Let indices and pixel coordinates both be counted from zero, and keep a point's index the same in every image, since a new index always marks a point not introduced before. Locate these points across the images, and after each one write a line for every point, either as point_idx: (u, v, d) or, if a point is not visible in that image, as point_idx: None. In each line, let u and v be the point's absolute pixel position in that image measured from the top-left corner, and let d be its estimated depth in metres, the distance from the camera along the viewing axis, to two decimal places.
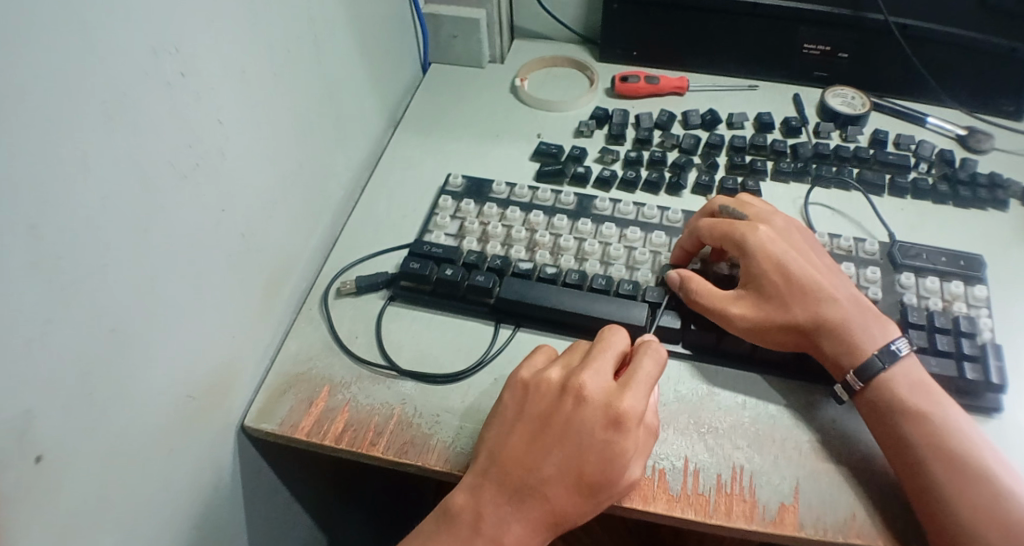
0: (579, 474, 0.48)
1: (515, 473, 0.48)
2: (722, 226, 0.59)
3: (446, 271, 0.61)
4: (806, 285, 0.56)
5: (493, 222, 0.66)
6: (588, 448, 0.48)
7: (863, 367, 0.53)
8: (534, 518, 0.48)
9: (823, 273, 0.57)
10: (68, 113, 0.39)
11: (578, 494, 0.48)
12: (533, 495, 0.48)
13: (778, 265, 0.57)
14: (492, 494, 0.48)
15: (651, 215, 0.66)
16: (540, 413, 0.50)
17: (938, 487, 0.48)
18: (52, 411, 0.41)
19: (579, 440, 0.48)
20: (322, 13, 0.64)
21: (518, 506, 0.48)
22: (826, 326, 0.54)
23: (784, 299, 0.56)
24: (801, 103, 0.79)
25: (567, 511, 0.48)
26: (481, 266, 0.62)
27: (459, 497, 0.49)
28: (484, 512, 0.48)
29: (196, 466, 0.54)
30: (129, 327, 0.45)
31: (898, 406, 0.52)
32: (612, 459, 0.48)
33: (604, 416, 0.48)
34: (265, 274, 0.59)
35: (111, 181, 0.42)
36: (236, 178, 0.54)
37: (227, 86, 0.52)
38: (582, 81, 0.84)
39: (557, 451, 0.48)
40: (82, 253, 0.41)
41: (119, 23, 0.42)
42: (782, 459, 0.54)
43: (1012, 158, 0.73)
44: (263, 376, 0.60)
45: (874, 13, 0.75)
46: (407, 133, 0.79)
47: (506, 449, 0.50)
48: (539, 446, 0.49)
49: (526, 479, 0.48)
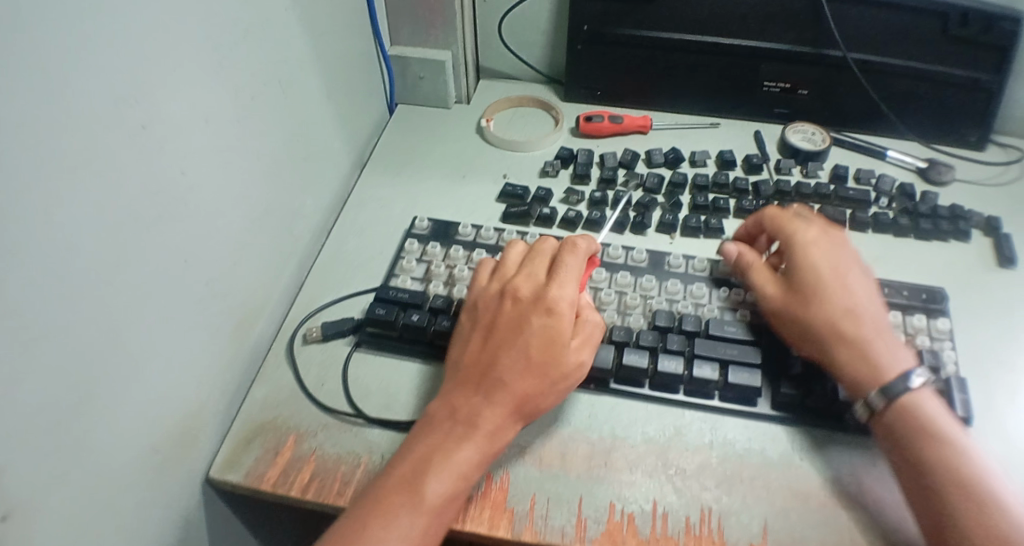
0: (531, 339, 0.54)
1: (472, 378, 0.54)
2: (788, 222, 0.63)
3: (412, 317, 0.62)
4: (832, 296, 0.57)
5: (459, 265, 0.66)
6: (530, 332, 0.54)
7: (886, 384, 0.53)
8: (495, 416, 0.52)
9: (858, 292, 0.58)
10: (33, 169, 0.39)
11: (533, 373, 0.53)
12: (492, 385, 0.53)
13: (815, 263, 0.59)
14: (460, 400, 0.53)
15: (617, 255, 0.66)
16: (488, 318, 0.56)
17: (922, 466, 0.50)
18: (18, 470, 0.40)
19: (524, 332, 0.54)
20: (289, 59, 0.64)
21: (480, 412, 0.52)
22: (844, 333, 0.56)
23: (812, 302, 0.57)
24: (762, 139, 0.80)
25: (528, 399, 0.53)
26: (447, 310, 0.62)
27: (432, 411, 0.53)
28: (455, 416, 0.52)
29: (161, 518, 0.53)
30: (93, 380, 0.45)
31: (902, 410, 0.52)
32: (553, 338, 0.54)
33: (538, 306, 0.56)
34: (230, 321, 0.59)
35: (76, 234, 0.42)
36: (201, 225, 0.54)
37: (193, 135, 0.52)
38: (548, 120, 0.85)
39: (506, 339, 0.54)
40: (46, 309, 0.41)
41: (84, 76, 0.42)
42: (750, 498, 0.54)
43: (971, 189, 0.75)
44: (228, 425, 0.60)
45: (834, 50, 0.76)
46: (375, 173, 0.79)
47: (465, 356, 0.55)
48: (488, 353, 0.54)
49: (483, 378, 0.53)
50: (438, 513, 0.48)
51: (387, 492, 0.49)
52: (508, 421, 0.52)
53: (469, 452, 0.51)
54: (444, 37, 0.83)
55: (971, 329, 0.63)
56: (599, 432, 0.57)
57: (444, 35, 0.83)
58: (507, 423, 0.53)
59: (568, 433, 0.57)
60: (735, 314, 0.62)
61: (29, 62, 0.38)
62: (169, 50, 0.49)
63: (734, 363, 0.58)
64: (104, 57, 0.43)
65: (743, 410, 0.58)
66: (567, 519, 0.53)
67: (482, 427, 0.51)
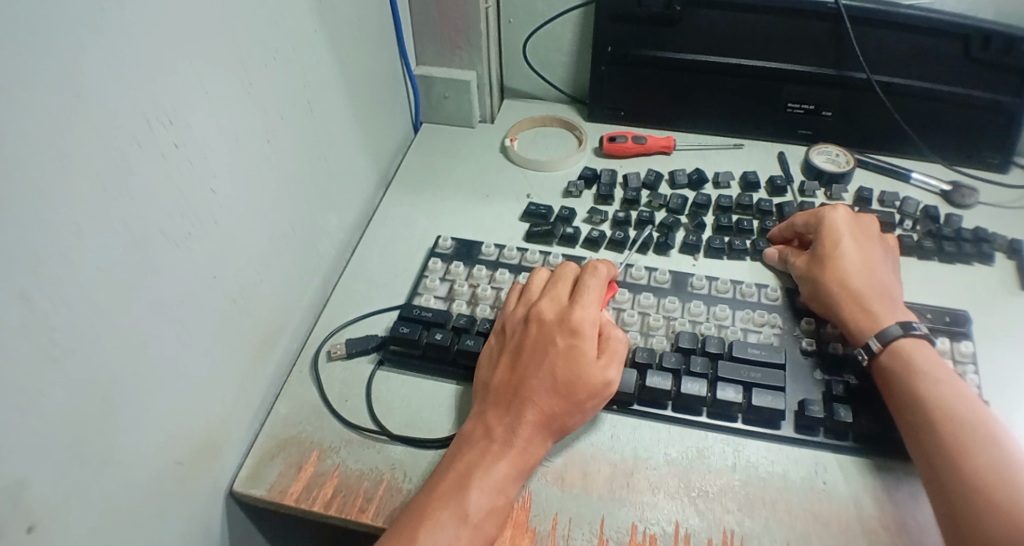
0: (556, 360, 0.55)
1: (502, 397, 0.55)
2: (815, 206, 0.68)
3: (435, 335, 0.62)
4: (845, 261, 0.62)
5: (482, 285, 0.67)
6: (555, 354, 0.55)
7: (881, 331, 0.57)
8: (528, 433, 0.53)
9: (872, 264, 0.63)
10: (64, 186, 0.40)
11: (561, 392, 0.54)
12: (522, 404, 0.54)
13: (831, 234, 0.64)
14: (492, 422, 0.54)
15: (640, 276, 0.67)
16: (515, 344, 0.57)
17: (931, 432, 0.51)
18: (43, 482, 0.41)
19: (549, 353, 0.55)
20: (317, 80, 0.65)
21: (512, 430, 0.53)
22: (846, 292, 0.61)
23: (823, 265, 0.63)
24: (785, 161, 0.80)
25: (558, 419, 0.54)
26: (471, 329, 0.63)
27: (467, 432, 0.54)
28: (490, 436, 0.53)
29: (185, 530, 0.53)
30: (120, 394, 0.46)
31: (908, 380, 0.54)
32: (578, 359, 0.55)
33: (562, 327, 0.56)
34: (256, 337, 0.60)
35: (106, 250, 0.43)
36: (229, 241, 0.55)
37: (222, 154, 0.53)
38: (571, 140, 0.85)
39: (532, 364, 0.55)
40: (75, 325, 0.42)
41: (117, 96, 0.43)
42: (773, 522, 0.53)
43: (996, 212, 0.74)
44: (252, 439, 0.60)
45: (856, 72, 0.76)
46: (399, 191, 0.80)
47: (493, 380, 0.56)
48: (516, 373, 0.55)
49: (512, 397, 0.54)
50: (479, 530, 0.49)
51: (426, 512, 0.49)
52: (540, 438, 0.54)
53: (506, 469, 0.51)
54: (469, 57, 0.84)
55: (996, 353, 0.63)
56: (621, 452, 0.58)
57: (468, 55, 0.84)
58: (538, 442, 0.53)
59: (590, 453, 0.58)
60: (758, 336, 0.63)
61: (63, 84, 0.39)
62: (200, 72, 0.50)
63: (758, 386, 0.58)
64: (135, 77, 0.44)
65: (766, 434, 0.58)
66: (588, 539, 0.53)
67: (514, 445, 0.52)
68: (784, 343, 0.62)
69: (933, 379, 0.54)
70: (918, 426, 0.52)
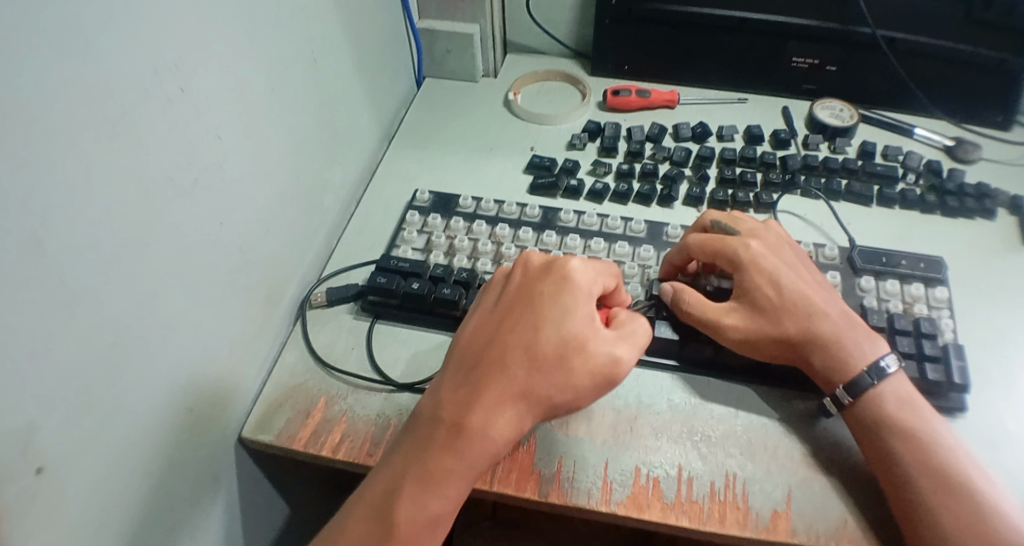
0: (535, 323, 0.49)
1: (468, 362, 0.49)
2: (713, 241, 0.60)
3: (412, 286, 0.62)
4: (812, 310, 0.56)
5: (459, 236, 0.67)
6: (541, 310, 0.50)
7: (852, 382, 0.53)
8: (495, 399, 0.47)
9: (816, 289, 0.58)
10: (71, 127, 0.40)
11: (545, 354, 0.48)
12: (489, 371, 0.48)
13: (770, 280, 0.57)
14: (454, 389, 0.48)
15: (615, 226, 0.67)
16: (498, 304, 0.52)
17: (910, 483, 0.49)
18: (55, 425, 0.41)
19: (535, 310, 0.50)
20: (320, 27, 0.65)
21: (474, 397, 0.47)
22: (818, 342, 0.55)
23: (784, 310, 0.56)
24: (789, 115, 0.80)
25: (532, 390, 0.47)
26: (448, 279, 0.63)
27: (423, 411, 0.49)
28: (451, 405, 0.47)
29: (194, 475, 0.54)
30: (130, 340, 0.46)
31: (886, 425, 0.52)
32: (567, 316, 0.49)
33: (551, 282, 0.51)
34: (262, 286, 0.60)
35: (114, 192, 0.43)
36: (234, 190, 0.55)
37: (227, 102, 0.53)
38: (574, 94, 0.85)
39: (514, 323, 0.50)
40: (86, 264, 0.42)
41: (121, 39, 0.43)
42: (775, 466, 0.54)
43: (998, 168, 0.75)
44: (260, 388, 0.61)
45: (861, 26, 0.76)
46: (402, 145, 0.80)
47: (461, 344, 0.51)
48: (492, 334, 0.50)
49: (481, 361, 0.48)
50: (415, 530, 0.45)
51: (362, 519, 0.46)
52: (509, 417, 0.47)
53: (456, 455, 0.46)
54: (472, 12, 0.84)
55: (996, 304, 0.63)
56: (625, 398, 0.58)
57: (471, 9, 0.84)
58: (510, 415, 0.47)
59: (594, 400, 0.58)
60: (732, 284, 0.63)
61: (67, 25, 0.39)
62: (204, 16, 0.49)
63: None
64: (139, 19, 0.44)
65: (775, 382, 0.58)
66: (593, 482, 0.53)
67: (470, 425, 0.46)
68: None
69: (921, 433, 0.51)
70: (894, 478, 0.50)
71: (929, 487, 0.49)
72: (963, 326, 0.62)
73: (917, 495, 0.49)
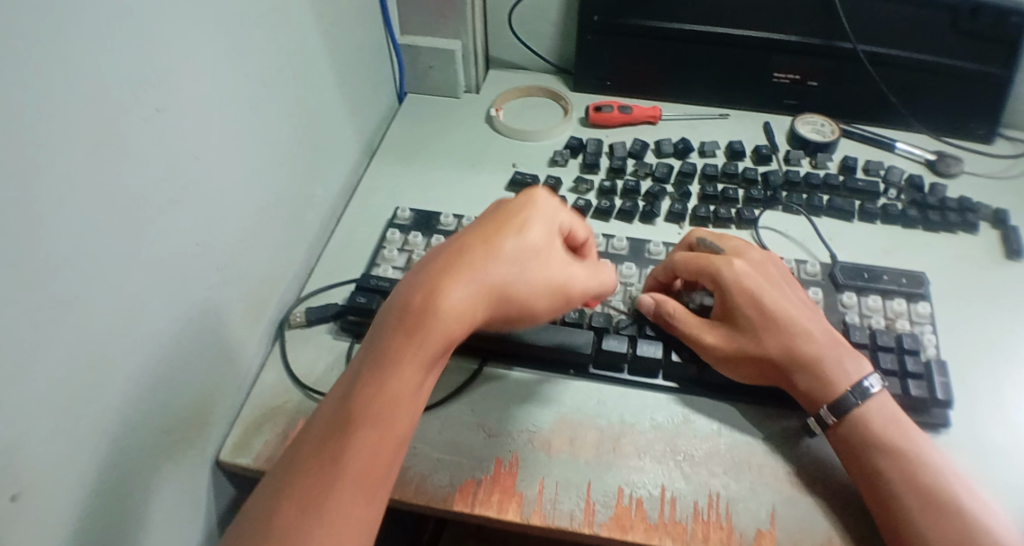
0: (487, 233, 0.50)
1: (408, 282, 0.48)
2: (699, 259, 0.60)
3: None
4: (795, 330, 0.55)
5: None
6: (443, 261, 0.48)
7: (836, 402, 0.53)
8: (398, 357, 0.45)
9: (799, 307, 0.57)
10: (45, 149, 0.39)
11: (451, 302, 0.46)
12: (428, 292, 0.47)
13: (753, 299, 0.56)
14: (357, 362, 0.46)
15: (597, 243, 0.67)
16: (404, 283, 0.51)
17: (898, 501, 0.49)
18: (29, 452, 0.40)
19: (435, 263, 0.48)
20: (300, 43, 0.64)
21: (377, 358, 0.45)
22: (800, 363, 0.55)
23: (766, 328, 0.56)
24: (771, 130, 0.80)
25: (437, 337, 0.45)
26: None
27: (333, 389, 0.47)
28: (355, 375, 0.45)
29: (172, 499, 0.53)
30: (106, 361, 0.45)
31: (872, 442, 0.51)
32: (457, 261, 0.48)
33: (450, 241, 0.50)
34: (240, 306, 0.59)
35: (90, 213, 0.42)
36: (213, 210, 0.54)
37: (205, 120, 0.52)
38: (557, 110, 0.85)
39: (410, 281, 0.48)
40: (60, 287, 0.41)
41: (97, 57, 0.42)
42: (758, 485, 0.54)
43: (979, 181, 0.75)
44: (238, 410, 0.60)
45: (843, 41, 0.77)
46: (385, 161, 0.80)
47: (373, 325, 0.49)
48: (433, 257, 0.49)
49: (424, 279, 0.48)
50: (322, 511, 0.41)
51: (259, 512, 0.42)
52: (424, 364, 0.45)
53: (360, 418, 0.43)
54: (455, 27, 0.84)
55: (978, 317, 0.64)
56: (607, 418, 0.58)
57: (454, 25, 0.84)
58: (413, 365, 0.45)
59: (577, 420, 0.58)
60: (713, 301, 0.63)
61: (44, 45, 0.38)
62: (182, 34, 0.49)
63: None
64: (117, 37, 0.43)
65: (756, 400, 0.58)
66: (575, 503, 0.53)
67: (390, 393, 0.44)
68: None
69: (904, 447, 0.51)
70: (882, 496, 0.50)
71: (917, 505, 0.48)
72: (945, 341, 0.62)
73: (905, 513, 0.49)
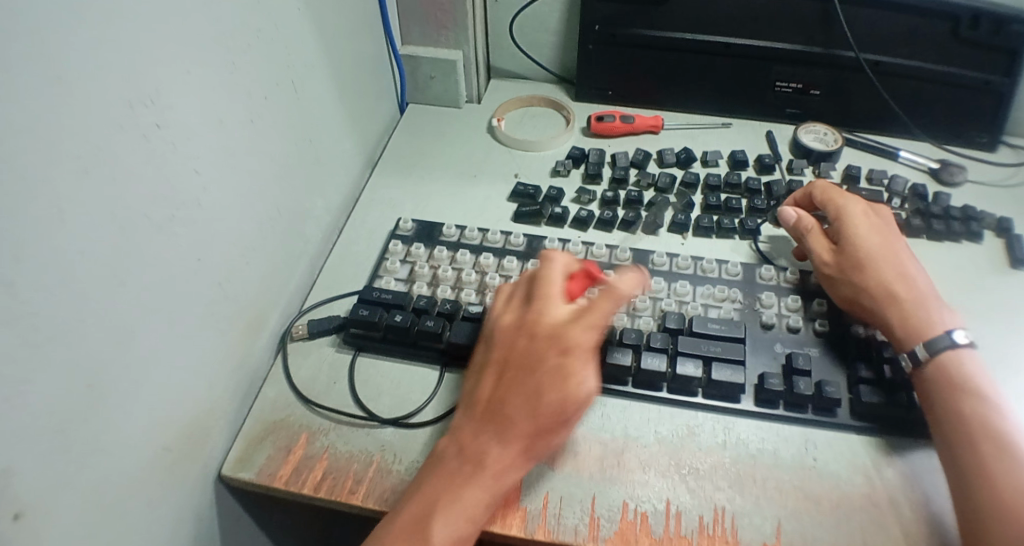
0: (563, 368, 0.50)
1: (488, 416, 0.50)
2: (834, 195, 0.66)
3: (395, 317, 0.62)
4: (880, 265, 0.60)
5: (443, 266, 0.66)
6: (544, 378, 0.50)
7: (930, 340, 0.55)
8: (513, 445, 0.49)
9: (907, 262, 0.61)
10: (44, 167, 0.39)
11: (554, 408, 0.49)
12: (512, 420, 0.49)
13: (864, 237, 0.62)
14: (472, 430, 0.50)
15: (601, 254, 0.67)
16: (499, 354, 0.52)
17: (973, 441, 0.50)
18: (30, 471, 0.40)
19: (530, 377, 0.50)
20: (301, 56, 0.64)
21: (489, 450, 0.49)
22: (895, 298, 0.58)
23: (861, 268, 0.60)
24: (773, 139, 0.80)
25: (546, 431, 0.50)
26: (431, 311, 0.63)
27: (447, 440, 0.51)
28: (468, 445, 0.50)
29: (174, 517, 0.53)
30: (105, 380, 0.44)
31: (955, 386, 0.53)
32: (568, 377, 0.50)
33: (548, 344, 0.50)
34: (242, 320, 0.59)
35: (89, 229, 0.42)
36: (213, 224, 0.54)
37: (205, 135, 0.52)
38: (558, 120, 0.85)
39: (511, 384, 0.50)
40: (59, 305, 0.40)
41: (95, 73, 0.42)
42: (764, 499, 0.53)
43: (984, 190, 0.75)
44: (239, 424, 0.60)
45: (845, 50, 0.77)
46: (386, 172, 0.79)
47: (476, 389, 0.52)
48: (499, 396, 0.50)
49: (501, 412, 0.50)
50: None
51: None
52: (521, 456, 0.50)
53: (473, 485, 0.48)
54: (455, 38, 0.84)
55: (984, 326, 0.63)
56: (611, 431, 0.57)
57: (454, 35, 0.84)
58: (521, 458, 0.50)
59: (580, 433, 0.57)
60: (718, 311, 0.63)
61: (41, 63, 0.38)
62: (181, 49, 0.49)
63: (717, 361, 0.59)
64: (115, 53, 0.43)
65: (760, 413, 0.58)
66: (579, 518, 0.52)
67: (494, 464, 0.49)
68: (743, 318, 0.63)
69: (978, 393, 0.52)
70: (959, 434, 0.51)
71: (987, 446, 0.49)
72: None
73: (979, 452, 0.49)
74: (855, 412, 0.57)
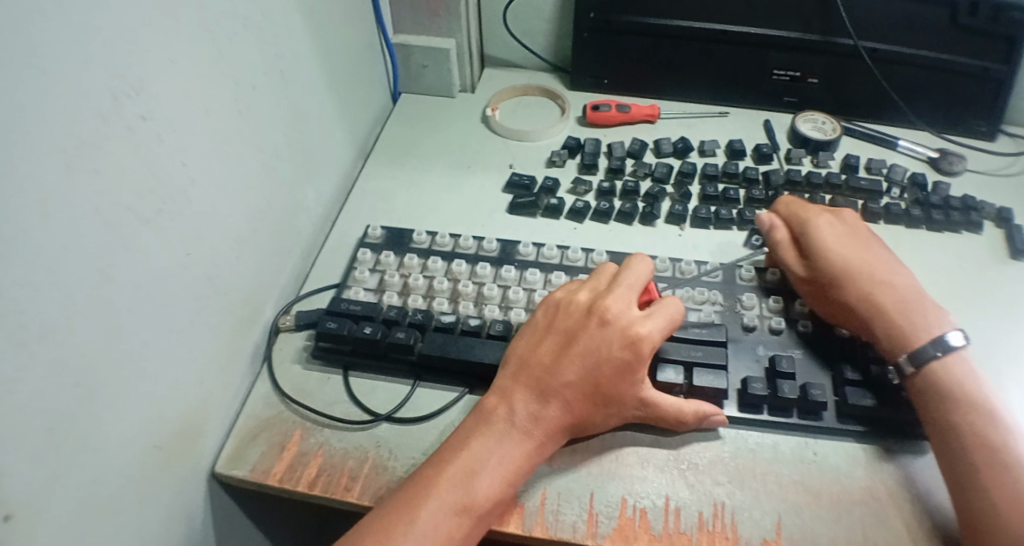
0: (627, 362, 0.52)
1: (534, 390, 0.51)
2: (800, 208, 0.65)
3: (364, 329, 0.59)
4: (862, 277, 0.58)
5: (414, 274, 0.65)
6: (609, 366, 0.52)
7: (915, 352, 0.54)
8: (552, 422, 0.51)
9: (885, 263, 0.59)
10: (24, 158, 0.37)
11: (597, 393, 0.52)
12: (556, 397, 0.51)
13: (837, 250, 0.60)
14: (522, 397, 0.51)
15: (576, 258, 0.65)
16: (565, 330, 0.54)
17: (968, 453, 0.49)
18: (19, 473, 0.38)
19: (626, 368, 0.52)
20: (291, 44, 0.63)
21: (535, 419, 0.51)
22: (879, 310, 0.56)
23: (840, 281, 0.58)
24: (771, 128, 0.79)
25: (582, 416, 0.52)
26: (402, 322, 0.61)
27: (492, 401, 0.52)
28: (515, 411, 0.51)
29: (167, 516, 0.51)
30: (92, 379, 0.43)
31: (944, 395, 0.52)
32: (627, 373, 0.52)
33: (648, 345, 0.53)
34: (232, 315, 0.58)
35: (75, 225, 0.41)
36: (202, 218, 0.52)
37: (194, 128, 0.50)
38: (553, 109, 0.84)
39: (582, 363, 0.52)
40: (45, 302, 0.39)
41: (77, 61, 0.40)
42: (765, 493, 0.53)
43: (982, 179, 0.74)
44: (233, 418, 0.59)
45: (844, 38, 0.76)
46: (379, 162, 0.78)
47: (533, 357, 0.53)
48: (558, 370, 0.52)
49: (547, 385, 0.51)
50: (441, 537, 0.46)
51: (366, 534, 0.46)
52: (555, 434, 0.52)
53: (512, 454, 0.50)
54: (448, 26, 0.83)
55: (984, 317, 0.62)
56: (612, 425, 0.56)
57: (447, 24, 0.82)
58: (556, 435, 0.52)
59: None
60: (699, 314, 0.61)
61: (23, 51, 0.37)
62: (167, 36, 0.47)
63: (700, 366, 0.57)
64: (98, 40, 0.41)
65: (743, 420, 0.56)
66: (578, 514, 0.52)
67: (534, 434, 0.51)
68: (724, 320, 0.61)
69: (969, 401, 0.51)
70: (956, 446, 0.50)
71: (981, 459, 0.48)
72: None
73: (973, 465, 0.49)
74: (842, 414, 0.56)
